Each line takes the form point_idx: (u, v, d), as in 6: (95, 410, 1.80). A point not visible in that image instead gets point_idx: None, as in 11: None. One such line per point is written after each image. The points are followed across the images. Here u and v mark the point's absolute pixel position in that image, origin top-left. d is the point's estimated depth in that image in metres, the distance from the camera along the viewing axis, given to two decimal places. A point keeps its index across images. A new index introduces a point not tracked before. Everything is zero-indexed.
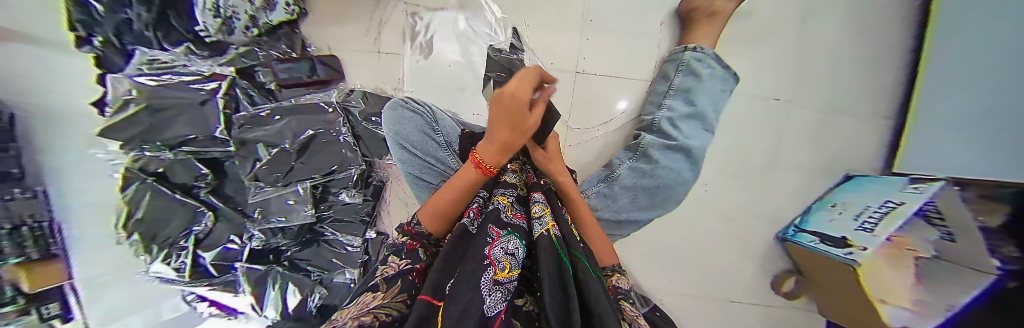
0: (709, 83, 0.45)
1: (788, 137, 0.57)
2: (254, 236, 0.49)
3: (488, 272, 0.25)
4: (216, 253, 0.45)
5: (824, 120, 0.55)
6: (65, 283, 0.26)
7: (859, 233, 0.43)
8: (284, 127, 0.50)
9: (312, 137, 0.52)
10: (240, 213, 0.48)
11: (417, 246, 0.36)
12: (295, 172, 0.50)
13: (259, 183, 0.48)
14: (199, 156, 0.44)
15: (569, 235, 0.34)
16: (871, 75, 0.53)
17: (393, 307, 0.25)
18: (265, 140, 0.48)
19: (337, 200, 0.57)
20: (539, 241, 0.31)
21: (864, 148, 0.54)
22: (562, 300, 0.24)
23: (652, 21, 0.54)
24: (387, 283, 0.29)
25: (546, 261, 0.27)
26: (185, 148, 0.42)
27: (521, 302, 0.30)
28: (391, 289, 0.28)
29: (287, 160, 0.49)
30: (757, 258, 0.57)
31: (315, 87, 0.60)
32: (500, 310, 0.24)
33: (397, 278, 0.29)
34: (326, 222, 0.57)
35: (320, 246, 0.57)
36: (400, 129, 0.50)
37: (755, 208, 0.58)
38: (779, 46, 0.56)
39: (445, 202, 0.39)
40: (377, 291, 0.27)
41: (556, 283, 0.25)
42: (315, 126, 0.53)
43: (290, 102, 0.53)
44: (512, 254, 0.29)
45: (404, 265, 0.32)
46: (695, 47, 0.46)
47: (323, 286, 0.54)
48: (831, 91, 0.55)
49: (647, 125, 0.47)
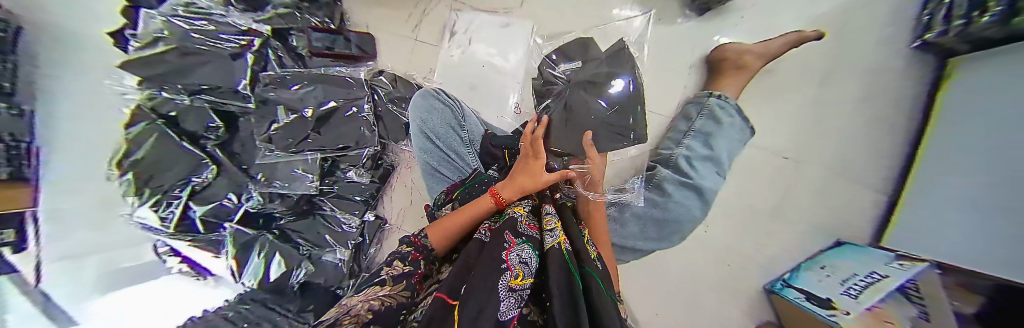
0: (729, 131, 0.48)
1: (788, 194, 0.60)
2: (251, 197, 0.46)
3: (503, 276, 0.24)
4: (210, 207, 0.43)
5: (822, 183, 0.59)
6: (29, 211, 0.24)
7: (843, 296, 0.45)
8: (308, 94, 0.49)
9: (334, 109, 0.51)
10: (245, 175, 0.47)
11: (421, 257, 0.35)
12: (308, 141, 0.49)
13: (270, 145, 0.46)
14: (216, 107, 0.43)
15: (582, 249, 0.34)
16: (870, 151, 0.58)
17: (396, 297, 0.26)
18: (287, 103, 0.47)
19: (343, 176, 0.56)
20: (549, 252, 0.31)
21: (855, 217, 0.57)
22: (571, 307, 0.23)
23: (682, 63, 0.58)
24: (394, 280, 0.29)
25: (557, 273, 0.27)
26: (204, 96, 0.42)
27: (526, 313, 0.28)
28: (397, 284, 0.28)
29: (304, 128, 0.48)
30: (744, 304, 0.59)
31: (340, 61, 0.60)
32: (511, 317, 0.21)
33: (400, 277, 0.30)
34: (328, 196, 0.56)
35: (316, 219, 0.55)
36: (427, 119, 0.50)
37: (748, 257, 0.60)
38: (791, 109, 0.60)
39: (456, 226, 0.37)
40: (384, 285, 0.28)
41: (571, 298, 0.24)
42: (337, 98, 0.52)
43: (320, 71, 0.54)
44: (524, 262, 0.29)
45: (408, 269, 0.32)
46: (719, 95, 0.49)
47: (311, 263, 0.50)
48: (831, 158, 0.59)
49: (663, 158, 0.49)
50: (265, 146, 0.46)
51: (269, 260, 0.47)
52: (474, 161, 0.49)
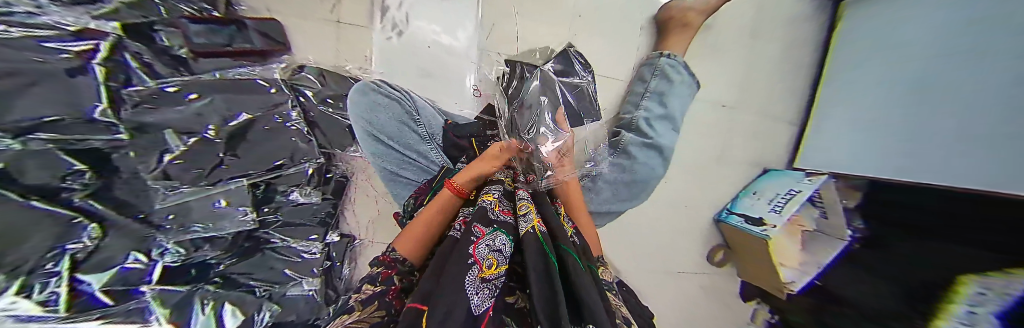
0: (680, 89, 0.53)
1: (727, 135, 0.68)
2: (168, 250, 0.35)
3: (472, 270, 0.24)
4: (111, 275, 0.30)
5: (751, 121, 0.68)
6: None
7: (771, 214, 0.56)
8: (205, 108, 0.36)
9: (249, 121, 0.41)
10: (147, 225, 0.33)
11: (393, 273, 0.32)
12: (224, 168, 0.38)
13: (172, 183, 0.34)
14: (66, 145, 0.23)
15: (557, 228, 0.34)
16: (783, 88, 0.68)
17: (370, 321, 0.23)
18: (177, 124, 0.34)
19: (286, 200, 0.49)
20: (524, 237, 0.31)
21: (774, 146, 0.69)
22: (547, 291, 0.24)
23: (634, 24, 0.59)
24: (364, 303, 0.27)
25: (532, 257, 0.28)
26: (43, 134, 0.21)
27: (510, 299, 0.29)
28: (368, 307, 0.26)
29: (213, 154, 0.37)
30: (700, 236, 0.69)
31: (245, 59, 0.47)
32: (488, 307, 0.24)
33: (373, 298, 0.27)
34: (272, 227, 0.48)
35: (266, 254, 0.47)
36: (373, 119, 0.44)
37: (702, 195, 0.68)
38: (726, 58, 0.66)
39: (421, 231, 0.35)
40: (353, 312, 0.26)
41: (544, 280, 0.25)
42: (251, 109, 0.41)
43: (214, 76, 0.40)
44: (498, 250, 0.29)
45: (382, 287, 0.29)
46: (670, 54, 0.53)
47: (274, 303, 0.45)
48: (756, 99, 0.68)
49: (626, 124, 0.51)
50: (164, 187, 0.33)
51: (219, 310, 0.39)
52: (438, 157, 0.46)
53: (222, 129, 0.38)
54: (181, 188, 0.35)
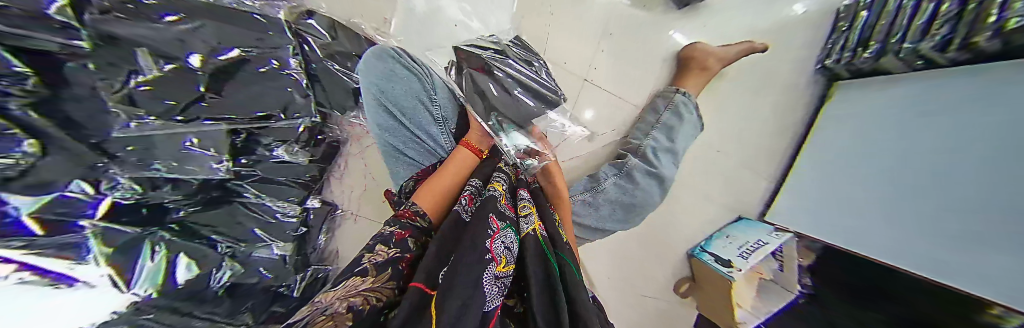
0: (686, 127, 0.55)
1: (715, 178, 0.74)
2: (117, 185, 0.29)
3: (490, 267, 0.26)
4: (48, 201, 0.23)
5: (737, 171, 0.74)
6: None
7: (739, 258, 0.61)
8: (187, 32, 0.28)
9: (239, 59, 0.34)
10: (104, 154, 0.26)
11: (407, 236, 0.34)
12: (201, 105, 0.32)
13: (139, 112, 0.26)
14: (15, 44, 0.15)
15: (557, 235, 0.36)
16: (771, 145, 0.75)
17: (383, 292, 0.27)
18: (153, 43, 0.25)
19: (268, 155, 0.45)
20: (524, 241, 0.32)
21: (754, 198, 0.76)
22: (549, 301, 0.26)
23: (657, 54, 0.63)
24: (377, 269, 0.29)
25: (532, 262, 0.29)
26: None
27: (511, 303, 0.30)
28: (382, 274, 0.29)
29: (188, 92, 0.30)
30: (669, 265, 0.74)
31: None
32: (496, 304, 0.25)
33: (387, 266, 0.30)
34: (249, 181, 0.44)
35: (234, 208, 0.44)
36: (388, 89, 0.44)
37: (680, 228, 0.74)
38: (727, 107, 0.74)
39: (439, 189, 0.41)
40: (366, 275, 0.28)
41: (544, 288, 0.27)
42: (245, 45, 0.35)
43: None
44: (509, 248, 0.30)
45: (394, 253, 0.31)
46: (685, 92, 0.56)
47: (238, 263, 0.44)
48: (746, 150, 0.74)
49: (633, 148, 0.55)
50: (123, 113, 0.25)
51: (173, 260, 0.36)
52: (447, 142, 0.47)
53: (209, 60, 0.30)
54: (146, 119, 0.27)
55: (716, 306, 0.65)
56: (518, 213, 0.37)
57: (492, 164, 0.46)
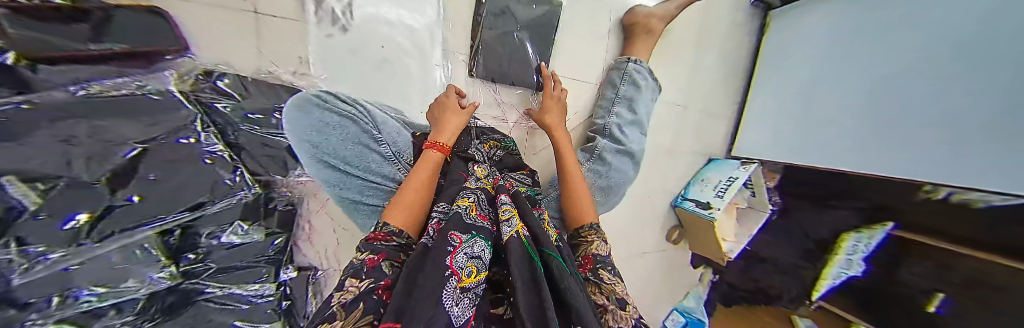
0: (645, 94, 0.59)
1: (686, 129, 0.77)
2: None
3: (451, 281, 0.25)
4: None
5: (703, 117, 0.78)
6: None
7: (716, 198, 0.65)
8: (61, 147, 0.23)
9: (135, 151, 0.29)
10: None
11: (381, 261, 0.31)
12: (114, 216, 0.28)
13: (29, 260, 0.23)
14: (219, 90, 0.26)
15: (539, 230, 0.36)
16: (727, 87, 0.79)
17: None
18: (25, 169, 0.21)
19: (217, 244, 0.40)
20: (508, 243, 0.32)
21: (718, 139, 0.79)
22: (533, 295, 0.27)
23: (602, 25, 0.63)
24: (346, 309, 0.25)
25: (517, 264, 0.29)
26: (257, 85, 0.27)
27: (497, 310, 0.30)
28: (351, 314, 0.24)
29: (97, 199, 0.26)
30: (658, 224, 0.77)
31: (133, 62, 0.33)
32: (468, 317, 0.25)
33: (358, 301, 0.26)
34: (203, 276, 0.39)
35: (199, 307, 0.40)
36: (321, 141, 0.39)
37: (663, 187, 0.76)
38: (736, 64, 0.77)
39: (408, 202, 0.38)
40: (333, 321, 0.24)
41: (528, 283, 0.28)
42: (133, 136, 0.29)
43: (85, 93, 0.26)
44: (477, 257, 0.30)
45: (369, 283, 0.28)
46: (636, 60, 0.58)
47: None
48: (709, 95, 0.77)
49: (599, 129, 0.57)
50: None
51: None
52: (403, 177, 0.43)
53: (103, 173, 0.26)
54: (49, 256, 0.24)
55: (705, 246, 0.71)
56: (499, 219, 0.37)
57: (457, 183, 0.44)
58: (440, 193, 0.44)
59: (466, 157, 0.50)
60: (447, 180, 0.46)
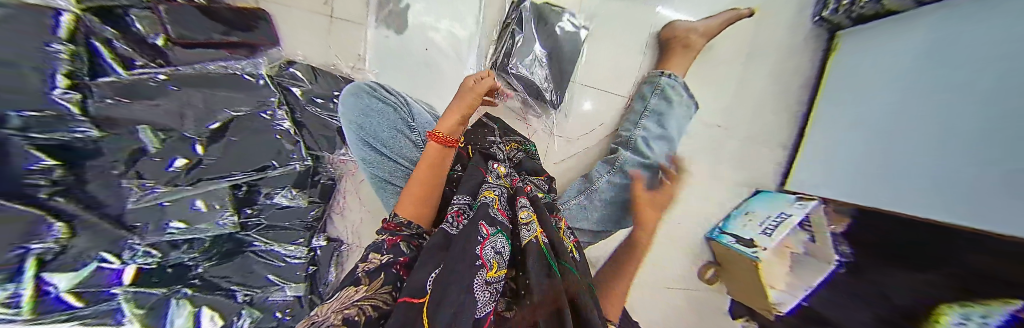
0: (678, 110, 0.55)
1: (726, 154, 0.72)
2: (138, 252, 0.32)
3: (479, 272, 0.24)
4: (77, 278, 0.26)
5: (749, 145, 0.72)
6: None
7: (761, 236, 0.59)
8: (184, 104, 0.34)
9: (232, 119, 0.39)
10: (122, 225, 0.30)
11: (399, 240, 0.33)
12: (203, 166, 0.36)
13: (147, 182, 0.31)
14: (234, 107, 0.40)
15: (558, 242, 0.34)
16: (783, 113, 0.70)
17: (378, 299, 0.23)
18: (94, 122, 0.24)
19: (270, 203, 0.47)
20: (526, 247, 0.30)
21: (769, 169, 0.72)
22: (551, 303, 0.24)
23: (640, 41, 0.62)
24: (369, 277, 0.26)
25: (534, 269, 0.27)
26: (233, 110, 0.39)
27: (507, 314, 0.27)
28: (375, 280, 0.26)
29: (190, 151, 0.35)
30: (689, 253, 0.73)
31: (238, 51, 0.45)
32: (489, 311, 0.22)
33: (379, 272, 0.27)
34: (254, 229, 0.46)
35: (247, 257, 0.47)
36: (366, 124, 0.44)
37: (695, 216, 0.72)
38: (789, 85, 0.70)
39: (421, 191, 0.39)
40: (359, 285, 0.25)
41: (547, 293, 0.25)
42: (238, 107, 0.40)
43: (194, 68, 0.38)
44: (500, 253, 0.28)
45: (388, 258, 0.30)
46: (670, 74, 0.55)
47: (254, 309, 0.45)
48: (757, 121, 0.72)
49: (624, 141, 0.56)
50: (124, 167, 0.29)
51: None
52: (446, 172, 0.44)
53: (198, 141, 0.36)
54: (155, 190, 0.32)
55: (751, 293, 0.60)
56: (517, 222, 0.34)
57: (479, 177, 0.43)
58: (460, 183, 0.44)
59: (487, 155, 0.50)
60: (466, 172, 0.46)
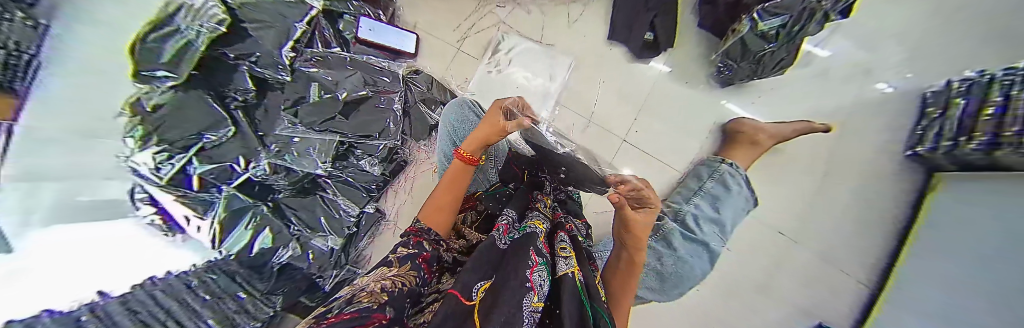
0: (735, 198, 0.58)
1: (783, 273, 0.65)
2: (259, 166, 0.43)
3: (528, 296, 0.23)
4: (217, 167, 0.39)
5: (818, 269, 0.64)
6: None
7: None
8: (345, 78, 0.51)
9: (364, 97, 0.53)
10: (260, 139, 0.44)
11: (422, 240, 0.35)
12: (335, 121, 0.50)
13: (295, 120, 0.46)
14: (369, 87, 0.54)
15: (594, 287, 0.31)
16: (863, 246, 0.63)
17: (406, 278, 0.26)
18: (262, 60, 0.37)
19: (355, 163, 0.58)
20: (563, 280, 0.28)
21: (841, 303, 0.63)
22: None
23: (701, 128, 0.67)
24: (399, 261, 0.30)
25: (568, 303, 0.24)
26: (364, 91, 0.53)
27: None
28: (403, 265, 0.29)
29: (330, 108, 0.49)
30: None
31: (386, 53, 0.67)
32: None
33: (408, 259, 0.30)
34: (334, 179, 0.57)
35: (316, 199, 0.56)
36: (458, 129, 0.54)
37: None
38: (874, 214, 0.62)
39: (446, 205, 0.40)
40: (390, 266, 0.29)
41: None
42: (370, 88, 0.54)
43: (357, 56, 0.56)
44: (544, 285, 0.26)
45: (412, 251, 0.32)
46: (730, 163, 0.59)
47: (299, 245, 0.52)
48: (827, 245, 0.64)
49: (673, 211, 0.59)
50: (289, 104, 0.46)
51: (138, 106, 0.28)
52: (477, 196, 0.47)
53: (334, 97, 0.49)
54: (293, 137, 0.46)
55: None
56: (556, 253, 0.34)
57: (524, 199, 0.46)
58: (508, 200, 0.48)
59: (536, 185, 0.53)
60: (516, 192, 0.49)
